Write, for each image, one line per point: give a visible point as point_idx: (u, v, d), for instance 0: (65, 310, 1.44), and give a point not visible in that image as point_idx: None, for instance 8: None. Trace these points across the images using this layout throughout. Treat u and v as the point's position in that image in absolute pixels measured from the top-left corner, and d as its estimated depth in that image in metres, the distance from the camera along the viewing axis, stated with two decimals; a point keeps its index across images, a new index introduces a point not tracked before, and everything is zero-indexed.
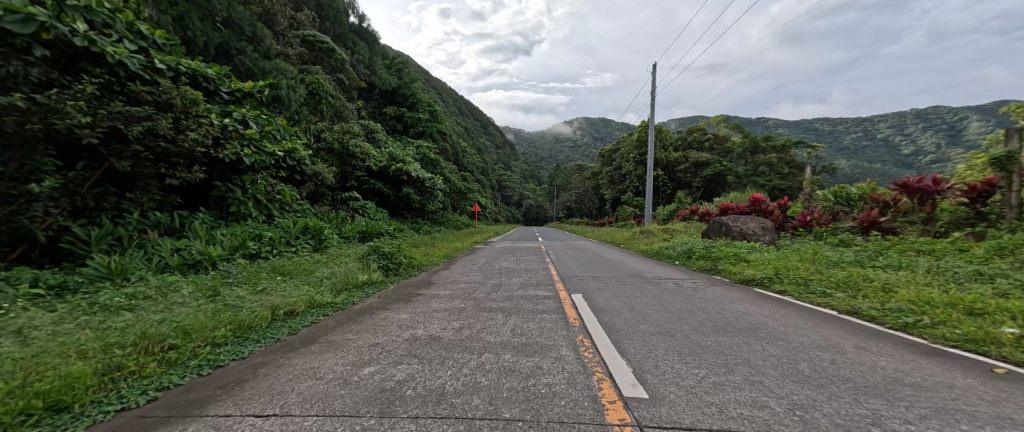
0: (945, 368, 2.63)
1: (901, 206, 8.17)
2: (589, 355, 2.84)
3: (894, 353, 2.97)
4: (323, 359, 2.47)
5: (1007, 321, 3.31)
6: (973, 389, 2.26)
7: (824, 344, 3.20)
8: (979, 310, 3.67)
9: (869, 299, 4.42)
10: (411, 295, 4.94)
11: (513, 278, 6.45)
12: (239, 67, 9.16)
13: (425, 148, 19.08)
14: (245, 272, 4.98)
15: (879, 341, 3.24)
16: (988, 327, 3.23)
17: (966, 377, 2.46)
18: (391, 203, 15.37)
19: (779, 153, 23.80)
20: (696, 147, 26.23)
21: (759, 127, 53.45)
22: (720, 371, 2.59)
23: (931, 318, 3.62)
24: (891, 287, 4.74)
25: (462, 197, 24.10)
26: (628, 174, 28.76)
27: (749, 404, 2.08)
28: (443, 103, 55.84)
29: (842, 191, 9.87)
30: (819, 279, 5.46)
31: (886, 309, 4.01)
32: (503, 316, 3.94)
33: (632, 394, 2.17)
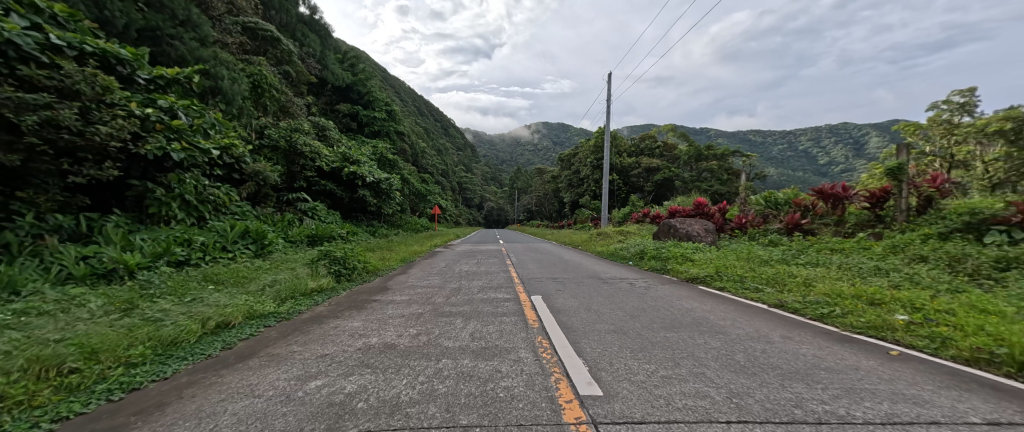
0: (853, 352, 3.01)
1: (818, 210, 9.22)
2: (547, 356, 2.88)
3: (814, 341, 3.33)
4: (263, 375, 2.28)
5: (899, 310, 3.87)
6: (874, 370, 2.61)
7: (757, 336, 3.50)
8: (878, 299, 4.24)
9: (794, 293, 4.94)
10: (364, 301, 4.72)
11: (473, 281, 6.39)
12: (167, 54, 8.22)
13: (382, 148, 18.39)
14: (171, 282, 4.46)
15: (800, 331, 3.64)
16: (885, 315, 3.75)
17: (869, 360, 2.82)
18: (344, 205, 14.60)
19: (720, 161, 25.88)
20: (648, 154, 27.77)
21: (702, 136, 57.88)
22: (667, 365, 2.75)
23: (841, 308, 4.12)
24: (811, 281, 5.35)
25: (421, 199, 23.55)
26: (585, 178, 29.76)
27: (692, 396, 2.22)
28: (400, 102, 54.12)
29: (771, 196, 10.93)
30: (752, 276, 6.03)
31: (807, 302, 4.51)
32: (462, 320, 3.89)
33: (588, 392, 2.23)
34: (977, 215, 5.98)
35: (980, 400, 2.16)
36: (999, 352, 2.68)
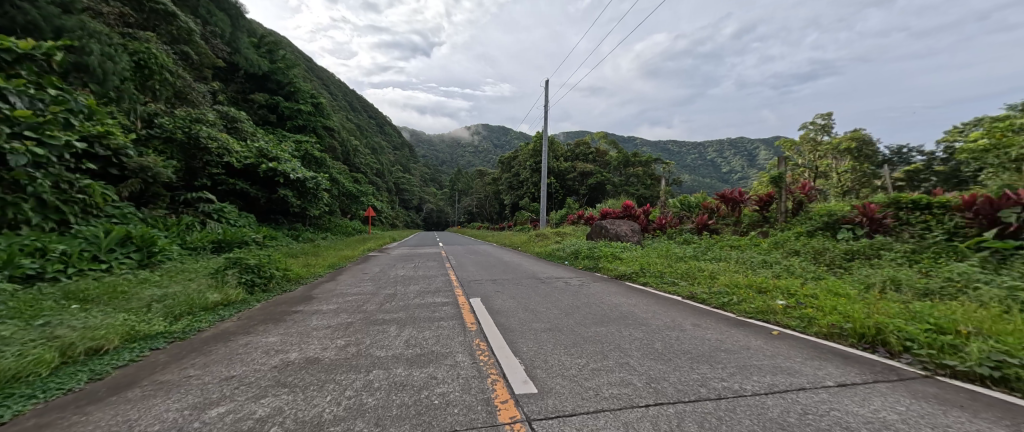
0: (745, 334, 3.52)
1: (721, 212, 10.58)
2: (484, 358, 2.89)
3: (716, 326, 3.81)
4: (147, 407, 1.93)
5: (780, 295, 4.62)
6: (760, 348, 3.08)
7: (673, 325, 3.90)
8: (764, 288, 5.02)
9: (702, 285, 5.62)
10: (283, 313, 4.26)
11: (410, 286, 6.15)
12: (11, 17, 6.59)
13: (307, 144, 16.85)
14: (15, 302, 3.56)
15: (707, 318, 4.14)
16: (769, 301, 4.45)
17: (757, 340, 3.32)
18: (260, 207, 13.05)
19: (644, 167, 28.37)
20: (582, 159, 29.38)
21: (629, 144, 62.95)
22: (597, 358, 2.93)
23: (738, 297, 4.78)
24: (715, 274, 6.13)
25: (353, 200, 22.05)
26: (525, 181, 30.48)
27: (618, 385, 2.40)
28: (329, 96, 50.13)
29: (685, 200, 12.29)
30: (670, 272, 6.71)
31: (712, 292, 5.16)
32: (396, 327, 3.71)
33: (523, 390, 2.28)
34: (833, 216, 7.39)
35: (834, 367, 2.66)
36: (845, 327, 3.34)
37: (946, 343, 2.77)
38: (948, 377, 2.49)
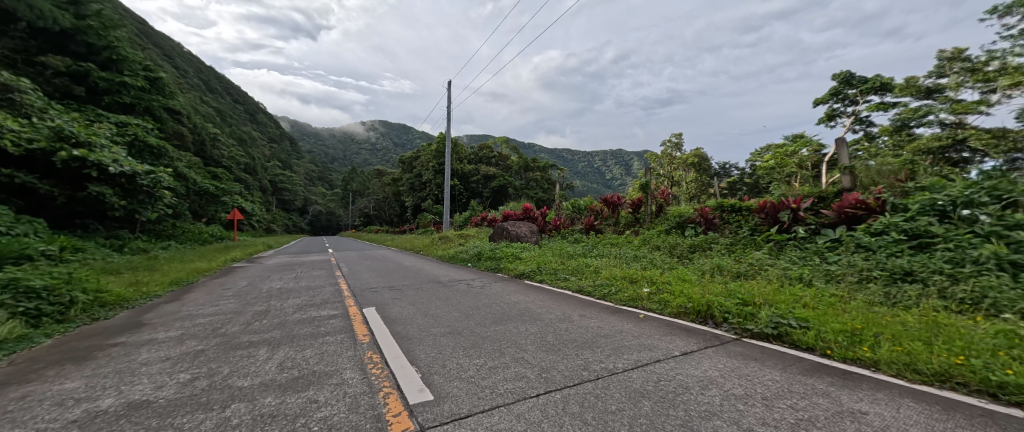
0: (620, 319, 4.08)
1: (604, 214, 12.01)
2: (377, 371, 2.69)
3: (598, 315, 4.31)
4: None
5: (646, 284, 5.49)
6: (630, 330, 3.61)
7: (563, 317, 4.26)
8: (635, 278, 5.90)
9: (588, 279, 6.29)
10: (93, 349, 3.22)
11: (288, 300, 5.34)
12: None
13: (140, 129, 13.20)
14: None
15: (590, 308, 4.66)
16: (638, 289, 5.25)
17: (628, 324, 3.89)
18: (57, 208, 9.67)
19: (542, 172, 30.39)
20: (486, 162, 29.93)
21: (529, 151, 66.72)
22: (494, 356, 3.01)
23: (615, 288, 5.49)
24: (599, 269, 6.95)
25: (211, 200, 18.14)
26: (427, 182, 29.57)
27: (513, 379, 2.51)
28: (175, 71, 40.22)
29: (576, 203, 13.60)
30: (562, 269, 7.32)
31: (596, 285, 5.82)
32: (267, 349, 3.18)
33: (418, 400, 2.20)
34: (683, 217, 9.11)
35: (681, 340, 3.28)
36: (688, 306, 4.14)
37: (748, 312, 3.68)
38: (750, 338, 3.32)
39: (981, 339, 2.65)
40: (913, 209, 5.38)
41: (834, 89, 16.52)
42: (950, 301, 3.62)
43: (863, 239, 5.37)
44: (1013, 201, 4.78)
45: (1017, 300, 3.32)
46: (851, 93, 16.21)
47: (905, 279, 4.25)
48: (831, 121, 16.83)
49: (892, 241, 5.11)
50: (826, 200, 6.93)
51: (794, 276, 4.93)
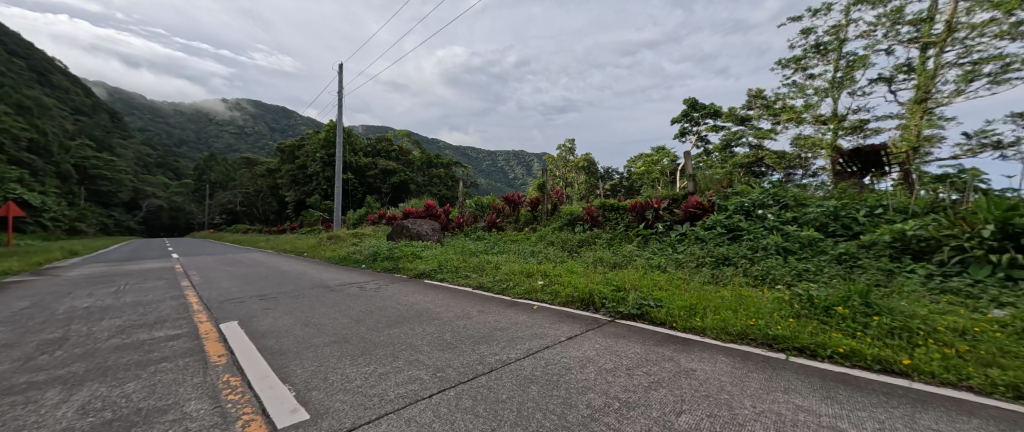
0: (516, 312, 4.29)
1: (506, 211, 12.44)
2: (235, 396, 2.26)
3: (496, 310, 4.45)
4: None
5: (540, 277, 5.88)
6: (524, 322, 3.83)
7: (462, 314, 4.26)
8: (531, 272, 6.27)
9: (488, 275, 6.42)
10: None
11: (103, 321, 4.10)
12: None
13: None
14: None
15: (489, 304, 4.78)
16: (533, 282, 5.58)
17: (522, 315, 4.11)
18: None
19: (445, 169, 29.80)
20: (384, 156, 27.96)
21: (432, 146, 64.70)
22: (387, 361, 2.84)
23: (514, 282, 5.72)
24: (499, 265, 7.17)
25: None
26: (314, 175, 26.18)
27: (405, 383, 2.40)
28: None
29: (479, 201, 13.73)
30: (464, 266, 7.29)
31: (495, 281, 5.98)
32: (63, 389, 2.38)
33: (289, 422, 1.93)
34: (573, 215, 10.06)
35: (567, 327, 3.62)
36: (575, 295, 4.58)
37: (620, 297, 4.26)
38: (621, 319, 3.85)
39: (765, 304, 3.61)
40: (731, 208, 7.00)
41: (685, 111, 20.24)
42: (750, 277, 4.82)
43: (701, 232, 6.75)
44: (785, 203, 6.63)
45: (785, 274, 4.62)
46: (696, 116, 20.09)
47: (725, 262, 5.49)
48: (683, 137, 20.57)
49: (718, 234, 6.55)
50: (678, 201, 8.48)
51: (655, 264, 5.91)
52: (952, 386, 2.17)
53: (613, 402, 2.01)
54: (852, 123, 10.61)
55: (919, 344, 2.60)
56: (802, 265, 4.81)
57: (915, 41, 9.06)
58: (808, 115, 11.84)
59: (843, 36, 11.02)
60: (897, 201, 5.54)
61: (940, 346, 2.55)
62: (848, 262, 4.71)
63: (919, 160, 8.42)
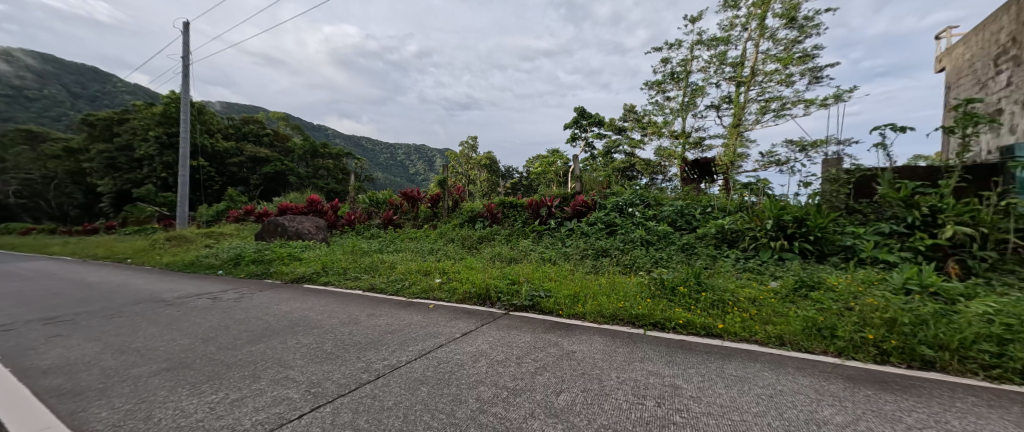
0: (410, 313, 4.09)
1: (404, 208, 11.78)
2: None
3: (388, 312, 4.16)
4: None
5: (438, 275, 5.73)
6: (418, 322, 3.69)
7: (347, 319, 3.87)
8: (429, 270, 6.07)
9: (382, 276, 5.96)
10: None
11: None
12: None
13: None
14: None
15: (381, 306, 4.44)
16: (431, 280, 5.41)
17: (417, 315, 3.95)
18: None
19: (335, 160, 26.54)
20: (252, 140, 23.49)
21: (318, 133, 57.11)
22: (244, 384, 2.38)
23: (409, 281, 5.45)
24: (394, 264, 6.74)
25: None
26: (146, 158, 20.42)
27: (268, 406, 2.05)
28: None
29: (373, 196, 12.64)
30: (353, 267, 6.60)
31: (389, 281, 5.58)
32: None
33: None
34: (473, 211, 10.14)
35: (463, 323, 3.62)
36: (472, 291, 4.61)
37: (514, 290, 4.44)
38: (515, 311, 4.04)
39: (631, 288, 4.23)
40: (609, 206, 8.01)
41: (576, 118, 22.27)
42: (621, 266, 5.60)
43: (585, 228, 7.55)
44: (648, 202, 7.89)
45: (646, 262, 5.51)
46: (584, 123, 22.29)
47: (603, 254, 6.25)
48: (573, 141, 22.61)
49: (598, 229, 7.43)
50: (568, 199, 9.28)
51: (546, 258, 6.36)
52: (748, 341, 2.90)
53: (501, 391, 2.09)
54: (695, 139, 13.21)
55: (730, 311, 3.39)
56: (658, 254, 5.79)
57: (733, 80, 11.75)
58: (666, 130, 14.27)
59: (689, 69, 13.60)
60: (720, 202, 7.12)
61: (742, 312, 3.37)
62: (689, 250, 5.87)
63: (736, 171, 10.97)
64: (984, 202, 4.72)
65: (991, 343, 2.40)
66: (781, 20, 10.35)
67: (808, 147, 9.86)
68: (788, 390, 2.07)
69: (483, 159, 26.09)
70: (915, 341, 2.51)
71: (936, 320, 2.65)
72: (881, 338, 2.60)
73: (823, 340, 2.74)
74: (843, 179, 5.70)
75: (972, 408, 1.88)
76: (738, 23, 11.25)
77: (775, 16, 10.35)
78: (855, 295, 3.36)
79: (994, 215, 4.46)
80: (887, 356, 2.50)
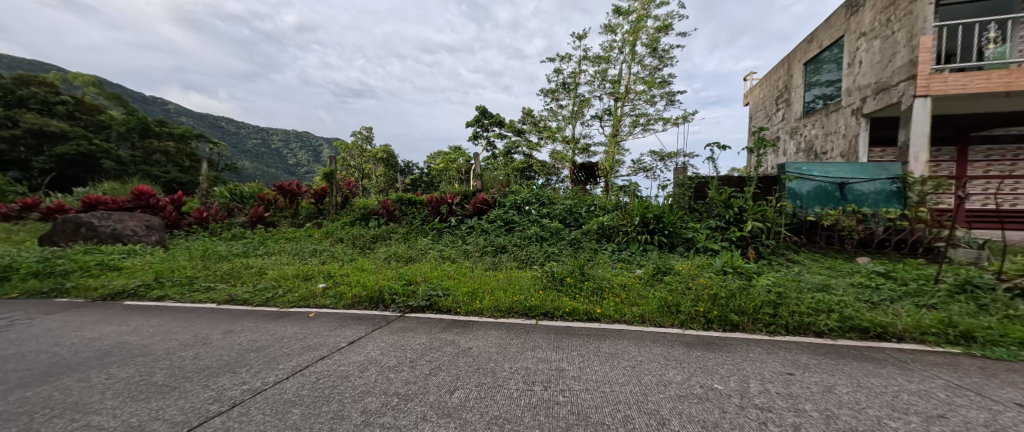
0: (282, 325, 3.52)
1: (279, 204, 10.09)
2: None
3: (253, 326, 3.51)
4: None
5: (322, 280, 5.08)
6: (293, 334, 3.21)
7: (193, 340, 3.12)
8: (309, 274, 5.34)
9: (246, 284, 4.98)
10: None
11: None
12: None
13: None
14: None
15: (243, 320, 3.71)
16: (313, 286, 4.75)
17: (293, 327, 3.44)
18: None
19: None
20: None
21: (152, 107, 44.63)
22: None
23: (283, 288, 4.69)
24: (264, 270, 5.71)
25: None
26: None
27: None
28: None
29: (236, 189, 10.43)
30: (204, 275, 5.34)
31: (256, 290, 4.69)
32: None
33: None
34: (366, 209, 9.32)
35: (350, 330, 3.29)
36: (362, 295, 4.22)
37: (410, 291, 4.24)
38: (410, 313, 3.86)
39: (525, 282, 4.50)
40: (508, 205, 8.31)
41: (477, 117, 22.44)
42: (517, 261, 5.87)
43: (485, 225, 7.67)
44: (542, 201, 8.45)
45: (540, 257, 5.90)
46: (485, 122, 22.63)
47: (501, 250, 6.46)
48: (474, 139, 22.74)
49: (497, 226, 7.65)
50: (469, 197, 9.29)
51: (445, 256, 6.26)
52: (620, 322, 3.36)
53: (391, 399, 1.97)
54: (583, 145, 14.68)
55: (606, 297, 3.89)
56: (549, 249, 6.28)
57: (612, 95, 13.43)
58: (559, 135, 15.50)
59: (578, 81, 15.03)
60: (602, 201, 8.07)
61: (615, 296, 3.91)
62: (575, 244, 6.53)
63: (614, 175, 12.58)
64: (769, 204, 6.43)
65: (770, 307, 3.28)
66: (647, 48, 12.25)
67: (666, 158, 11.94)
68: (646, 359, 2.48)
69: (379, 153, 24.19)
70: (728, 310, 3.27)
71: (740, 292, 3.51)
72: (707, 310, 3.32)
73: (671, 315, 3.36)
74: (687, 184, 7.07)
75: (758, 356, 2.56)
76: (615, 46, 12.88)
77: (642, 45, 12.18)
78: (693, 277, 4.21)
79: (775, 214, 6.13)
80: (711, 324, 3.21)
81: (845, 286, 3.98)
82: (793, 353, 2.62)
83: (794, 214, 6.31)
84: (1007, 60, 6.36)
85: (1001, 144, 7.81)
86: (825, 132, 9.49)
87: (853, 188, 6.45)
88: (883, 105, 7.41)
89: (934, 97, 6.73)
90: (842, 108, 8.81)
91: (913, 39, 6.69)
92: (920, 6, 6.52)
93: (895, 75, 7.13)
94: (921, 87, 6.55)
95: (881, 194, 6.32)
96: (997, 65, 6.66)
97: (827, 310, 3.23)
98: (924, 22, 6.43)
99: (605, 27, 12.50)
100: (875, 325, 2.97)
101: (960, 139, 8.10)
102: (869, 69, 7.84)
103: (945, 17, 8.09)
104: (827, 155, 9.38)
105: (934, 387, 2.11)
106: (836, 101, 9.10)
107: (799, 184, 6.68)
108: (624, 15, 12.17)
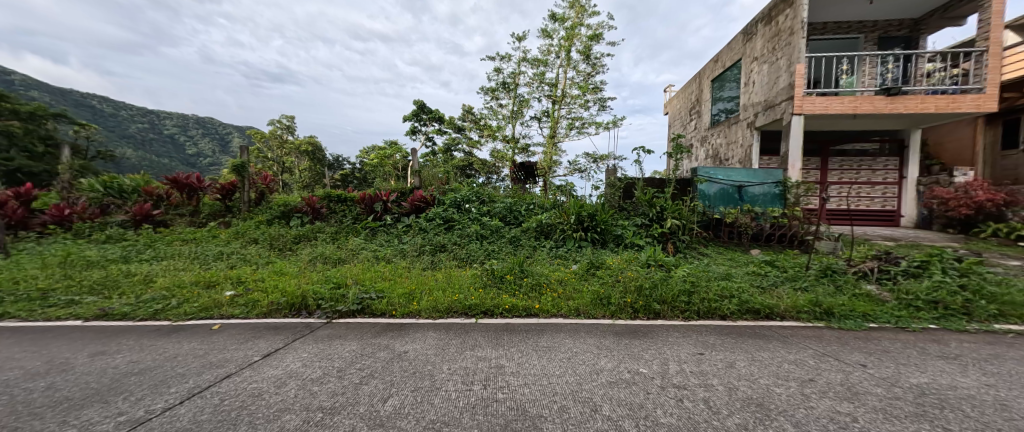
0: (177, 341, 3.01)
1: (173, 200, 8.56)
2: None
3: (137, 344, 2.94)
4: None
5: (229, 287, 4.42)
6: (191, 352, 2.75)
7: (46, 367, 2.50)
8: (214, 281, 4.62)
9: (126, 295, 4.13)
10: None
11: None
12: None
13: None
14: None
15: (121, 338, 3.08)
16: (217, 295, 4.10)
17: (189, 343, 2.95)
18: None
19: None
20: None
21: None
22: None
23: (178, 298, 4.00)
24: (151, 278, 4.80)
25: None
26: None
27: None
28: None
29: (112, 182, 8.60)
30: (64, 287, 4.31)
31: (140, 302, 3.92)
32: None
33: None
34: (285, 205, 8.34)
35: (265, 342, 2.92)
36: (281, 301, 3.78)
37: (339, 294, 3.91)
38: (339, 318, 3.55)
39: (466, 280, 4.45)
40: (447, 202, 8.13)
41: (416, 112, 21.59)
42: (457, 260, 5.78)
43: (423, 224, 7.43)
44: (482, 199, 8.39)
45: (480, 255, 5.87)
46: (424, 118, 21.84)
47: (440, 249, 6.29)
48: (412, 135, 21.82)
49: (436, 224, 7.44)
50: (406, 194, 8.90)
51: (379, 256, 5.92)
52: (558, 316, 3.49)
53: (314, 415, 1.78)
54: (523, 145, 14.96)
55: (544, 292, 4.01)
56: (489, 247, 6.27)
57: (550, 97, 13.84)
58: (499, 134, 15.57)
59: (517, 82, 15.23)
60: (540, 200, 8.27)
61: (552, 291, 4.05)
62: (514, 242, 6.62)
63: (552, 175, 13.02)
64: (684, 203, 7.19)
65: (684, 295, 3.67)
66: (581, 55, 12.88)
67: (598, 160, 12.70)
68: (581, 350, 2.60)
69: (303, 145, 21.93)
70: (652, 300, 3.59)
71: (661, 283, 3.87)
72: (633, 300, 3.60)
73: (603, 307, 3.58)
74: (618, 185, 7.59)
75: (675, 339, 2.86)
76: (552, 50, 13.29)
77: (577, 51, 12.76)
78: (621, 270, 4.55)
79: (689, 212, 6.86)
80: (637, 312, 3.50)
81: (742, 274, 4.63)
82: (705, 335, 2.96)
83: (704, 212, 7.14)
84: (854, 89, 7.93)
85: (850, 157, 9.67)
86: (727, 141, 10.90)
87: (748, 191, 7.47)
88: (770, 120, 8.74)
89: (806, 116, 8.11)
90: (740, 122, 10.20)
91: (791, 67, 7.99)
92: (796, 39, 7.81)
93: (778, 95, 8.44)
94: (797, 106, 7.85)
95: (768, 195, 7.43)
96: (848, 92, 8.26)
97: (729, 296, 3.72)
98: (800, 52, 7.71)
99: (542, 31, 12.82)
100: (765, 307, 3.49)
101: (823, 151, 9.90)
102: (760, 89, 9.19)
103: (813, 50, 9.83)
104: (729, 161, 10.77)
105: (806, 356, 2.54)
106: (736, 114, 10.49)
107: (708, 186, 7.55)
108: (560, 22, 12.61)
